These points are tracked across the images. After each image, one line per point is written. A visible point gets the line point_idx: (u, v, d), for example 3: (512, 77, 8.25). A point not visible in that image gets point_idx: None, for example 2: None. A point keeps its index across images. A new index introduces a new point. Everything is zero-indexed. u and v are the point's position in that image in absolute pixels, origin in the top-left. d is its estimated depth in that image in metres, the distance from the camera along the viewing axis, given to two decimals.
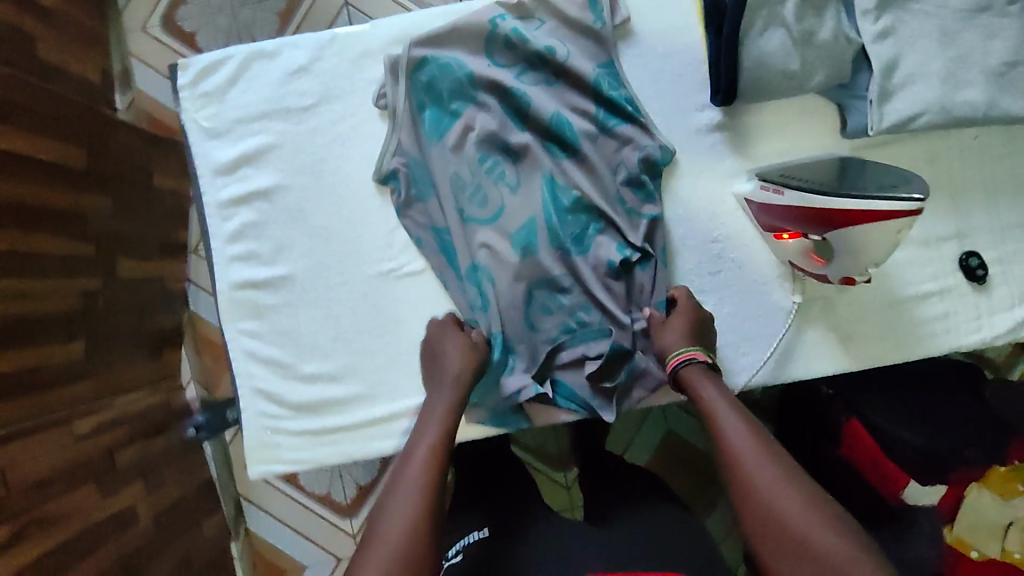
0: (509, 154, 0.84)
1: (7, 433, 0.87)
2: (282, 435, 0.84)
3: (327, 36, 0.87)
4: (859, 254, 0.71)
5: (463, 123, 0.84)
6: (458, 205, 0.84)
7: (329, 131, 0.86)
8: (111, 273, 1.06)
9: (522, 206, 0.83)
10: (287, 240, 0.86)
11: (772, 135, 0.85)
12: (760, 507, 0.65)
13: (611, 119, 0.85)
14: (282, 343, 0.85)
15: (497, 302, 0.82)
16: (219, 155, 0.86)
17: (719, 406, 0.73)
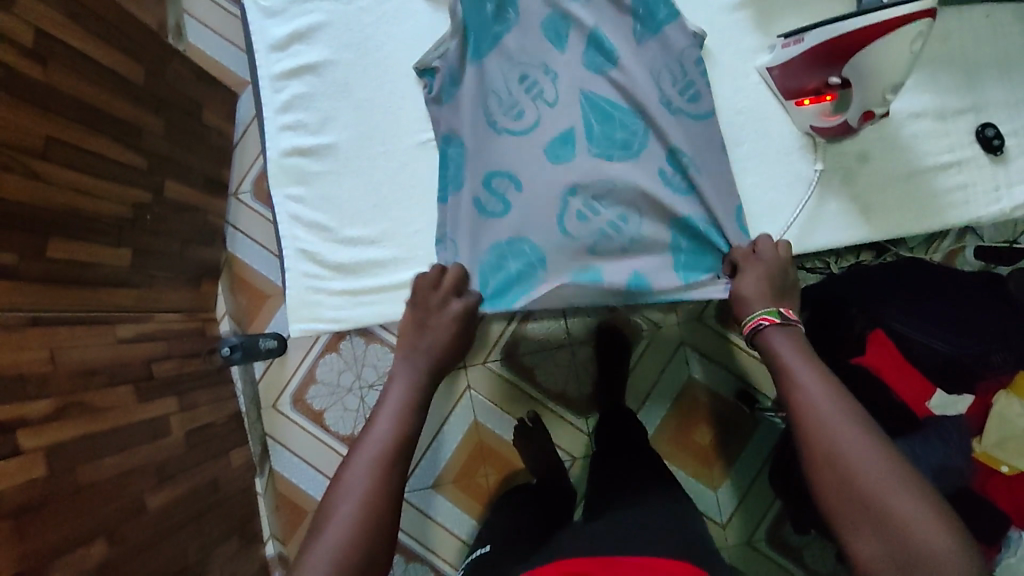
0: (545, 66, 0.94)
1: (55, 316, 0.91)
2: (325, 294, 0.92)
3: None
4: (874, 79, 0.81)
5: (503, 43, 0.94)
6: (493, 114, 0.93)
7: (374, 10, 0.95)
8: (161, 192, 1.12)
9: (559, 114, 0.93)
10: (334, 111, 0.94)
11: (792, 13, 0.95)
12: (837, 463, 0.63)
13: (646, 31, 0.94)
14: (326, 209, 0.93)
15: (530, 204, 0.91)
16: (275, 32, 0.95)
17: (793, 367, 0.72)
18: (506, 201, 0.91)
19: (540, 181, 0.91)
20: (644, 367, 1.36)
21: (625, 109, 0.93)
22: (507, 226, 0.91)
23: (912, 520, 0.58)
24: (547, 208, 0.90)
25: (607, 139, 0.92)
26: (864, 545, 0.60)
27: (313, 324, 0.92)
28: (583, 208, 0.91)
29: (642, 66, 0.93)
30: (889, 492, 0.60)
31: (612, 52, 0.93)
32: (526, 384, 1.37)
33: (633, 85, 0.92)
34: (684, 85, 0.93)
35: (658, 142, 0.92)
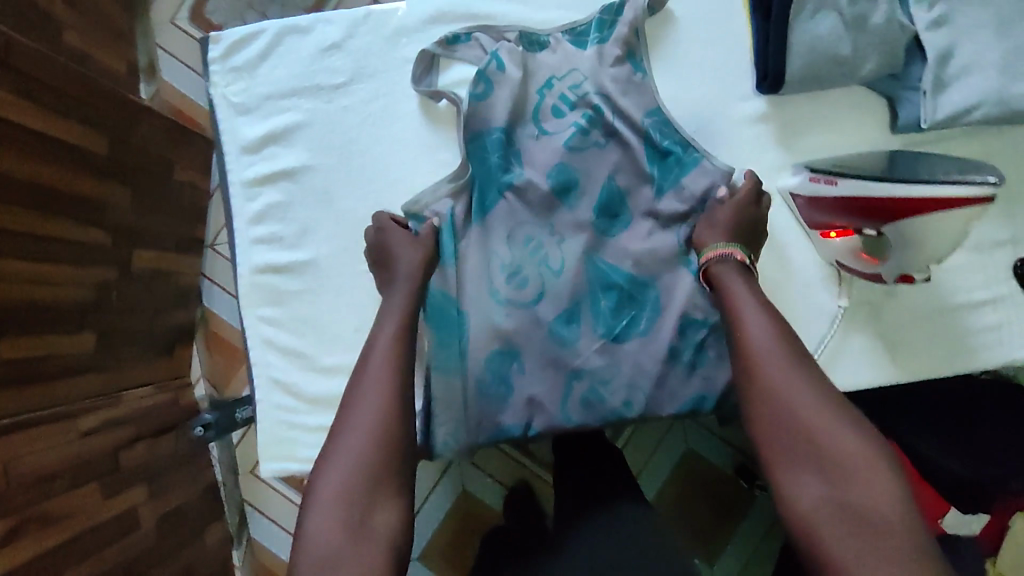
0: (551, 226, 0.87)
1: (10, 423, 0.83)
2: (299, 430, 0.90)
3: (361, 14, 0.93)
4: (919, 247, 0.76)
5: (507, 203, 0.88)
6: (494, 282, 0.86)
7: (359, 110, 0.92)
8: (126, 265, 1.05)
9: (567, 285, 0.86)
10: (312, 222, 0.91)
11: (818, 128, 0.90)
12: (780, 413, 0.64)
13: (664, 180, 0.87)
14: (303, 331, 0.91)
15: (530, 387, 0.85)
16: (247, 133, 0.93)
17: (745, 312, 0.71)
18: (507, 381, 0.85)
19: (541, 357, 0.85)
20: (637, 443, 1.31)
21: (637, 280, 0.86)
22: (511, 410, 0.85)
23: (849, 457, 0.60)
24: (548, 385, 0.85)
25: (613, 317, 0.86)
26: (807, 495, 0.60)
27: (290, 458, 0.90)
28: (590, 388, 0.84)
29: (652, 229, 0.87)
30: (830, 439, 0.61)
31: (624, 217, 0.88)
32: (521, 455, 1.30)
33: (643, 254, 0.86)
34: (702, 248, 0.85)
35: (672, 314, 0.85)
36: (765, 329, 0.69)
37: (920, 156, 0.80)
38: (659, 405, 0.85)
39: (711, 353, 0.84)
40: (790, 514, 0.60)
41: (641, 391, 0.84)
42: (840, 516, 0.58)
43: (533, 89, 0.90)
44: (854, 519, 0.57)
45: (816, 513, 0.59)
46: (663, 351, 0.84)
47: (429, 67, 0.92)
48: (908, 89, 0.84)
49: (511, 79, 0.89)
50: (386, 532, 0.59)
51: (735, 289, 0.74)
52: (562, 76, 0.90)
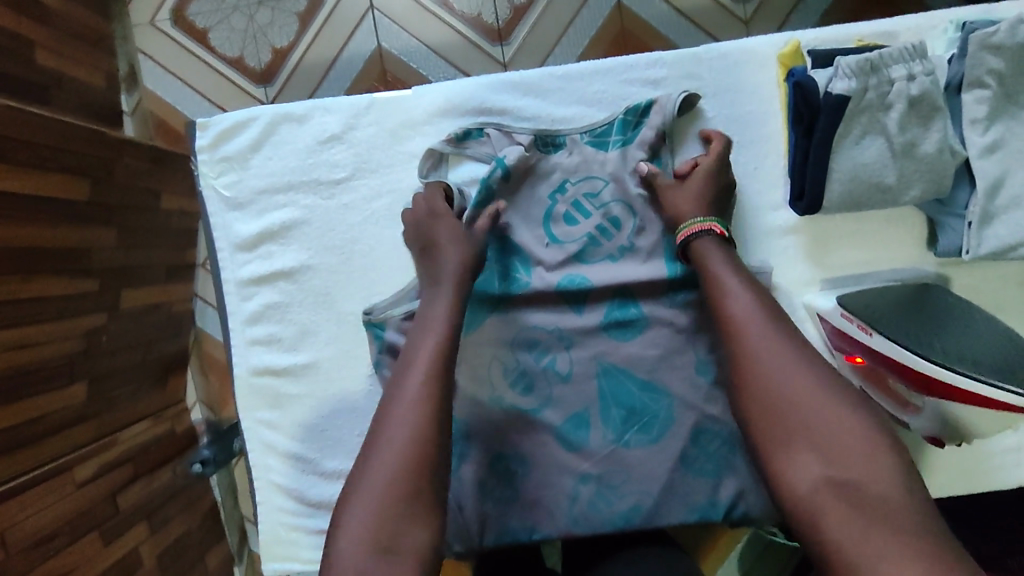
0: (560, 333, 0.85)
1: (10, 489, 0.82)
2: (301, 534, 0.87)
3: (365, 102, 0.88)
4: (954, 423, 0.71)
5: (510, 310, 0.86)
6: (499, 388, 0.84)
7: (362, 209, 0.87)
8: (115, 307, 1.01)
9: (575, 394, 0.84)
10: (312, 324, 0.87)
11: (851, 244, 0.85)
12: (774, 398, 0.61)
13: (679, 293, 0.84)
14: (299, 434, 0.87)
15: (534, 489, 0.83)
16: (242, 228, 0.87)
17: (731, 292, 0.70)
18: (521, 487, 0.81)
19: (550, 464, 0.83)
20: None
21: (645, 391, 0.83)
22: (524, 515, 0.82)
23: (844, 439, 0.57)
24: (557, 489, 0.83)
25: (621, 421, 0.83)
26: (808, 477, 0.57)
27: (290, 561, 0.87)
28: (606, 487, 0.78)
29: (664, 334, 0.84)
30: (832, 424, 0.58)
31: (635, 322, 0.84)
32: None
33: (649, 364, 0.84)
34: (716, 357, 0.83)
35: (685, 420, 0.82)
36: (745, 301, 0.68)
37: (952, 309, 0.74)
38: (671, 516, 0.82)
39: (733, 465, 0.82)
40: (790, 498, 0.57)
41: (653, 500, 0.81)
42: (846, 495, 0.54)
43: (542, 197, 0.87)
44: (853, 494, 0.54)
45: (818, 496, 0.55)
46: (679, 461, 0.82)
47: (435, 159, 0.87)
48: (954, 216, 0.77)
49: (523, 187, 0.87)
50: (417, 500, 0.56)
51: (722, 278, 0.72)
52: (575, 181, 0.87)
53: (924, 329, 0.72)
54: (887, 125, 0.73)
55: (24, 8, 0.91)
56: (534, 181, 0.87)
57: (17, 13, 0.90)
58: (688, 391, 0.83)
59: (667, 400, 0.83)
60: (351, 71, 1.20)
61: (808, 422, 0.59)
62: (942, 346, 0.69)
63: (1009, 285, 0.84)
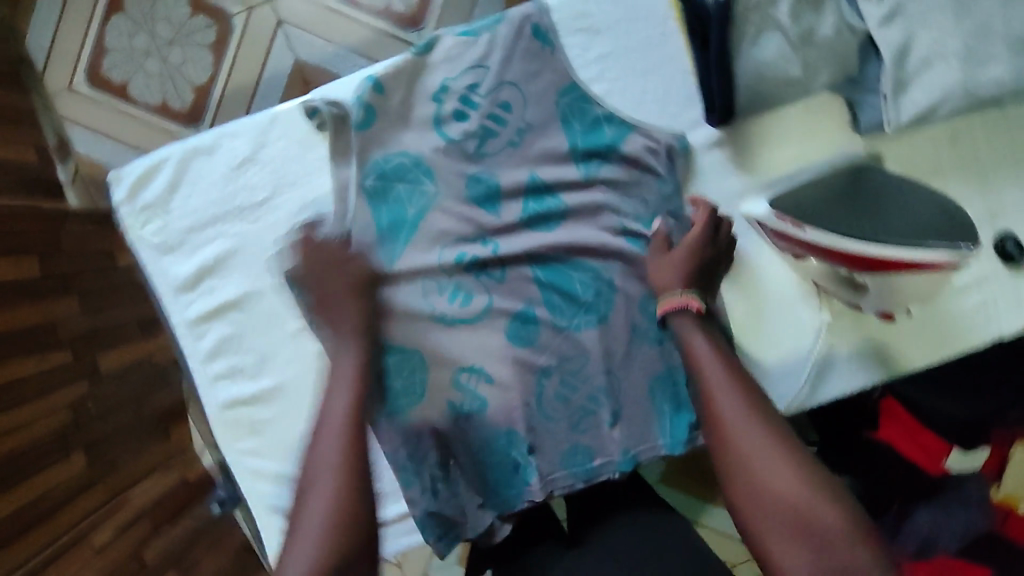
0: (483, 238, 0.67)
1: (38, 564, 0.84)
2: None
3: (266, 116, 0.65)
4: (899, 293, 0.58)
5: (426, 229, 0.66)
6: (433, 304, 0.67)
7: (291, 224, 0.66)
8: (94, 373, 1.01)
9: (515, 295, 0.67)
10: (272, 346, 0.68)
11: (781, 143, 0.66)
12: (741, 472, 0.48)
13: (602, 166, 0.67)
14: None
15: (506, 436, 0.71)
16: (178, 270, 0.66)
17: (694, 342, 0.55)
18: (482, 403, 0.67)
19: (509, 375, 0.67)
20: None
21: (598, 280, 0.68)
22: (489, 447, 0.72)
23: (838, 537, 0.44)
24: (530, 415, 0.67)
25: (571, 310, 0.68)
26: None
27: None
28: (561, 384, 0.68)
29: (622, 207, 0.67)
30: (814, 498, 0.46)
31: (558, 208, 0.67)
32: None
33: (606, 251, 0.67)
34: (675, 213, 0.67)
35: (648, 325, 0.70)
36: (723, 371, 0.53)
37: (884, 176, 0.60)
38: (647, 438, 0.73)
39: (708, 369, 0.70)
40: None
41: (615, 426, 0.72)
42: None
43: (424, 100, 0.65)
44: None
45: None
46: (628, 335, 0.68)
47: (334, 119, 0.64)
48: (868, 93, 0.63)
49: (400, 91, 0.65)
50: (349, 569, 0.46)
51: (692, 335, 0.56)
52: (457, 76, 0.65)
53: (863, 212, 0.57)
54: (780, 16, 0.59)
55: None
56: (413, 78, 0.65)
57: None
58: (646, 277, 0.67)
59: (617, 282, 0.68)
60: (274, 87, 1.18)
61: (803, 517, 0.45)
62: (876, 226, 0.55)
63: (943, 146, 0.67)
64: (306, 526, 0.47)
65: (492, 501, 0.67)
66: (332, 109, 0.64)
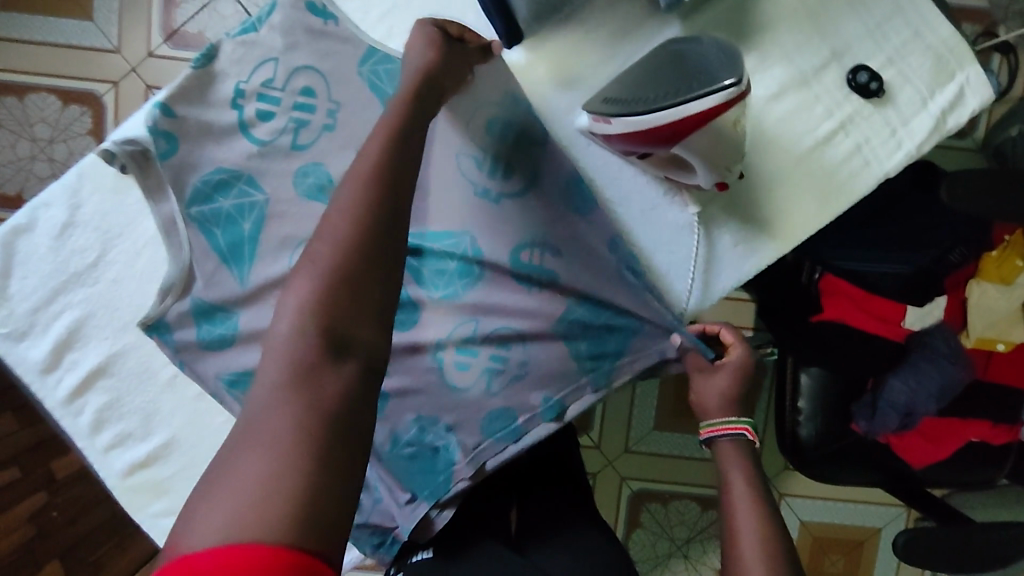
0: None
1: None
2: None
3: (73, 175, 0.64)
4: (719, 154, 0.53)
5: (266, 241, 0.61)
6: None
7: (130, 276, 0.64)
8: (54, 480, 1.01)
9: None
10: (152, 403, 0.66)
11: (594, 44, 0.63)
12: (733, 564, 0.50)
13: None
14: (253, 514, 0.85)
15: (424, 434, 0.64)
16: (35, 353, 0.65)
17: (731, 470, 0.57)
18: (383, 395, 0.64)
19: (395, 364, 0.64)
20: (609, 423, 1.14)
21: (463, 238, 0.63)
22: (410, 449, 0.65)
23: None
24: (438, 394, 0.63)
25: (445, 272, 0.63)
26: None
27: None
28: (458, 353, 0.63)
29: (465, 155, 0.62)
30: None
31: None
32: (592, 438, 1.15)
33: (459, 206, 0.63)
34: (517, 141, 0.63)
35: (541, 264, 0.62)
36: (740, 477, 0.56)
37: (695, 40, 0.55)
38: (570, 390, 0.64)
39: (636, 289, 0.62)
40: None
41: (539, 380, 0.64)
42: None
43: (223, 110, 0.61)
44: None
45: None
46: (507, 284, 0.63)
47: (136, 157, 0.61)
48: None
49: (193, 107, 0.61)
50: (288, 487, 0.32)
51: (728, 460, 0.58)
52: (249, 75, 0.62)
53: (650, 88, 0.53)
54: None
55: None
56: (206, 89, 0.61)
57: None
58: (513, 220, 0.62)
59: (483, 234, 0.62)
60: None
61: None
62: (663, 94, 0.51)
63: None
64: (243, 454, 0.33)
65: (424, 493, 0.63)
66: (128, 148, 0.61)
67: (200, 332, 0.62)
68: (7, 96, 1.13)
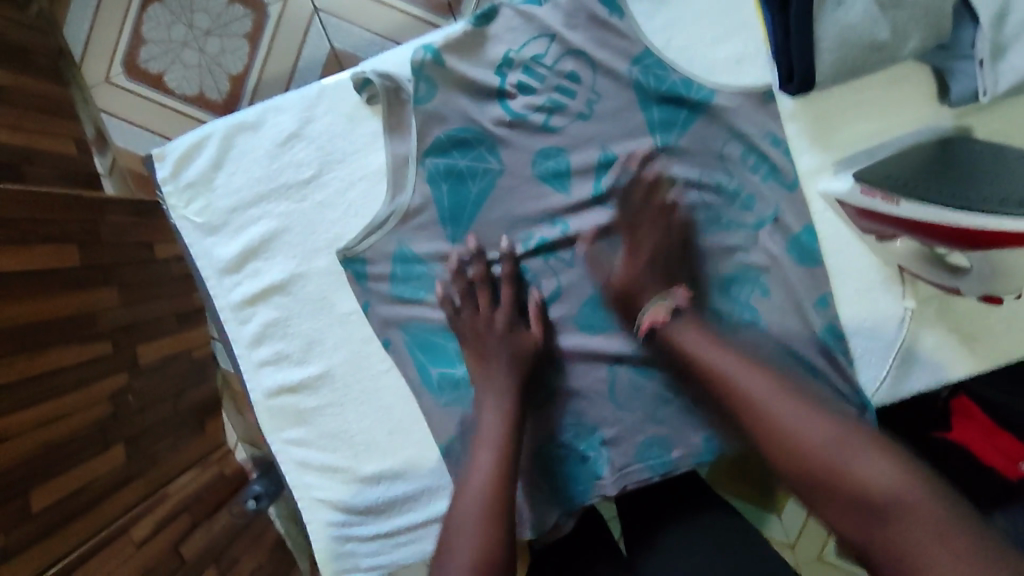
0: (551, 219, 0.64)
1: (77, 554, 0.83)
2: (355, 545, 0.67)
3: (314, 90, 0.63)
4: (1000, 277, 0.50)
5: (494, 213, 0.64)
6: (498, 291, 0.65)
7: (339, 203, 0.64)
8: (135, 363, 0.99)
9: (583, 279, 0.65)
10: (319, 332, 0.65)
11: (860, 115, 0.60)
12: (780, 448, 0.50)
13: (670, 133, 0.62)
14: (335, 446, 0.67)
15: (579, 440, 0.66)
16: (222, 252, 0.65)
17: (697, 347, 0.56)
18: (549, 393, 0.66)
19: (572, 365, 0.65)
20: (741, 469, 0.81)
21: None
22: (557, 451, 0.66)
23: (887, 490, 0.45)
24: (600, 404, 0.66)
25: None
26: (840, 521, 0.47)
27: (355, 571, 0.68)
28: (634, 372, 0.65)
29: (700, 182, 0.63)
30: (910, 485, 0.45)
31: (634, 182, 0.63)
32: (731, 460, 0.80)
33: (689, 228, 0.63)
34: (758, 181, 0.62)
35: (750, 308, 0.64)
36: (720, 349, 0.56)
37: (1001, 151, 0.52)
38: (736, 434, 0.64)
39: (837, 356, 0.63)
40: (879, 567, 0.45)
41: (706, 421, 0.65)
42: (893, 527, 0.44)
43: (487, 72, 0.63)
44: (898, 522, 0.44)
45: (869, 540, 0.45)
46: None
47: (390, 93, 0.62)
48: (961, 59, 0.56)
49: (461, 62, 0.62)
50: None
51: (689, 339, 0.57)
52: (521, 46, 0.62)
53: (966, 185, 0.51)
54: None
55: None
56: (472, 47, 0.63)
57: None
58: (731, 259, 0.63)
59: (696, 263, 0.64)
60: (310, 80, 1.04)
61: (837, 471, 0.47)
62: (977, 198, 0.49)
63: None
64: None
65: (558, 496, 0.65)
66: (386, 83, 0.62)
67: (396, 280, 0.64)
68: None
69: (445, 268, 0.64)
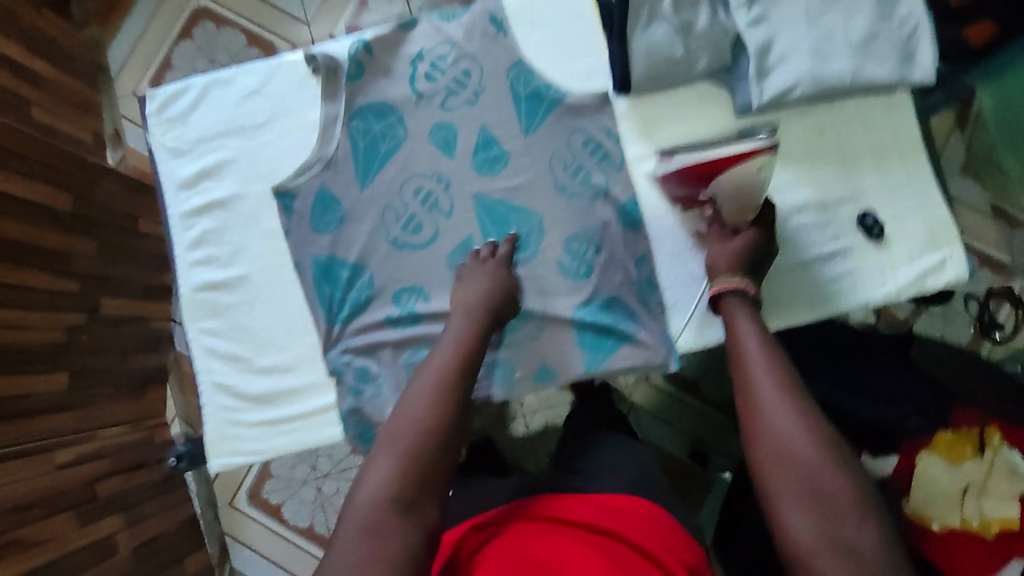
0: (438, 175, 0.82)
1: (7, 452, 0.93)
2: (241, 427, 0.79)
3: (276, 61, 0.84)
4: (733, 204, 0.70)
5: (396, 165, 0.82)
6: (390, 228, 0.81)
7: (278, 145, 0.83)
8: (96, 310, 1.14)
9: (457, 227, 0.81)
10: (244, 244, 0.82)
11: (674, 119, 0.80)
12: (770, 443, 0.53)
13: (534, 118, 0.82)
14: (241, 339, 0.81)
15: None
16: (183, 171, 0.83)
17: (744, 333, 0.61)
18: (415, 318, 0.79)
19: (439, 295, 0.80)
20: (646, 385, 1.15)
21: (531, 221, 0.81)
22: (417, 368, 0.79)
23: (842, 502, 0.48)
24: None
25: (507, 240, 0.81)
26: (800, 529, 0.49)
27: (235, 453, 0.79)
28: None
29: (554, 158, 0.81)
30: (862, 511, 0.48)
31: (502, 154, 0.82)
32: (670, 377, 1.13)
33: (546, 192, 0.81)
34: (595, 164, 0.81)
35: (585, 263, 0.79)
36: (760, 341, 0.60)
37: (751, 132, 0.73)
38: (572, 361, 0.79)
39: (649, 305, 0.79)
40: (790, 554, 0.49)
41: (546, 352, 0.79)
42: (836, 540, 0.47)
43: (404, 63, 0.83)
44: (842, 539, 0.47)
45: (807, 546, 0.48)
46: (556, 271, 0.80)
47: (329, 69, 0.83)
48: (740, 80, 0.77)
49: (385, 53, 0.83)
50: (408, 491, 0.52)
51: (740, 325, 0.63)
52: (432, 46, 0.83)
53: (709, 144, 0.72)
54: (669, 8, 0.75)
55: (19, 72, 1.06)
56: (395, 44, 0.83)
57: (16, 77, 1.05)
58: (576, 220, 0.80)
59: (546, 223, 0.80)
60: None
61: (807, 473, 0.50)
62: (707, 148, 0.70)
63: (810, 135, 0.80)
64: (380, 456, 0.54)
65: None
66: (328, 61, 0.83)
67: (313, 210, 0.81)
68: (206, 22, 1.37)
69: (350, 203, 0.82)
